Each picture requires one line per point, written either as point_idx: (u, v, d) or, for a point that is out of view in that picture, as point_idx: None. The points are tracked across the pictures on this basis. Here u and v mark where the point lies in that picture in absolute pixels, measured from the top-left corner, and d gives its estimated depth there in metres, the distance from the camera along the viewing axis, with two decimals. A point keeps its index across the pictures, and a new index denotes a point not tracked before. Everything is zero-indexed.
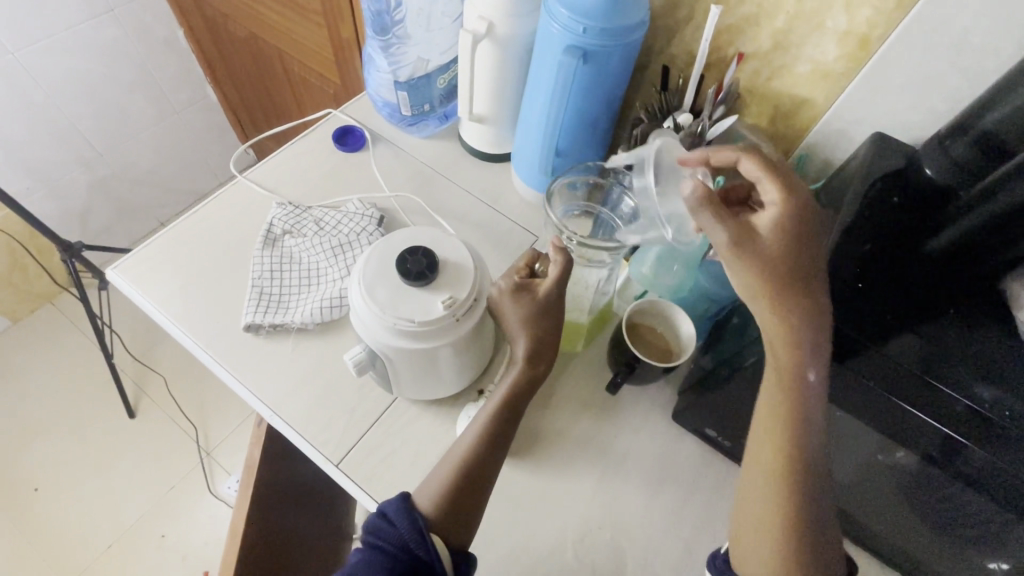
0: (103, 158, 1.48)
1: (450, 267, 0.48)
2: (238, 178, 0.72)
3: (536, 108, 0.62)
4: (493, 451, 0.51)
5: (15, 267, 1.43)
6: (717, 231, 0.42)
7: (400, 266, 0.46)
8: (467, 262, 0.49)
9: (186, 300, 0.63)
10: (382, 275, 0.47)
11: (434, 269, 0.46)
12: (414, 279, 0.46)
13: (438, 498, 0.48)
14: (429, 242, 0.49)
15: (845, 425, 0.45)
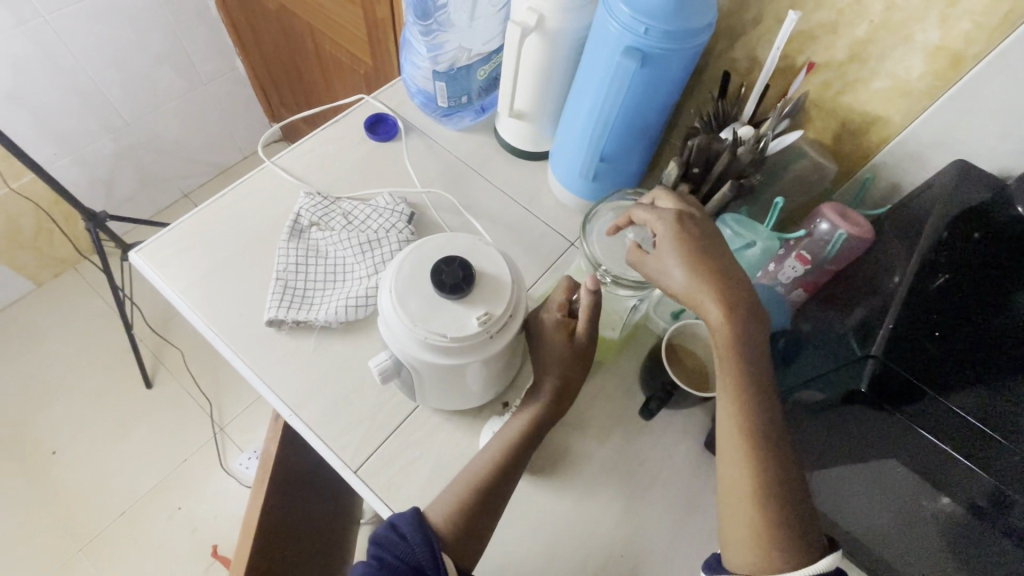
0: (130, 127, 1.47)
1: (486, 280, 0.45)
2: (266, 163, 0.70)
3: (583, 109, 0.58)
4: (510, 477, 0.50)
5: (41, 231, 1.44)
6: (667, 269, 0.43)
7: (435, 277, 0.44)
8: (504, 276, 0.46)
9: (208, 289, 0.61)
10: (415, 285, 0.44)
11: (470, 282, 0.44)
12: (450, 291, 0.43)
13: (450, 517, 0.47)
14: (465, 250, 0.47)
15: (880, 473, 0.43)
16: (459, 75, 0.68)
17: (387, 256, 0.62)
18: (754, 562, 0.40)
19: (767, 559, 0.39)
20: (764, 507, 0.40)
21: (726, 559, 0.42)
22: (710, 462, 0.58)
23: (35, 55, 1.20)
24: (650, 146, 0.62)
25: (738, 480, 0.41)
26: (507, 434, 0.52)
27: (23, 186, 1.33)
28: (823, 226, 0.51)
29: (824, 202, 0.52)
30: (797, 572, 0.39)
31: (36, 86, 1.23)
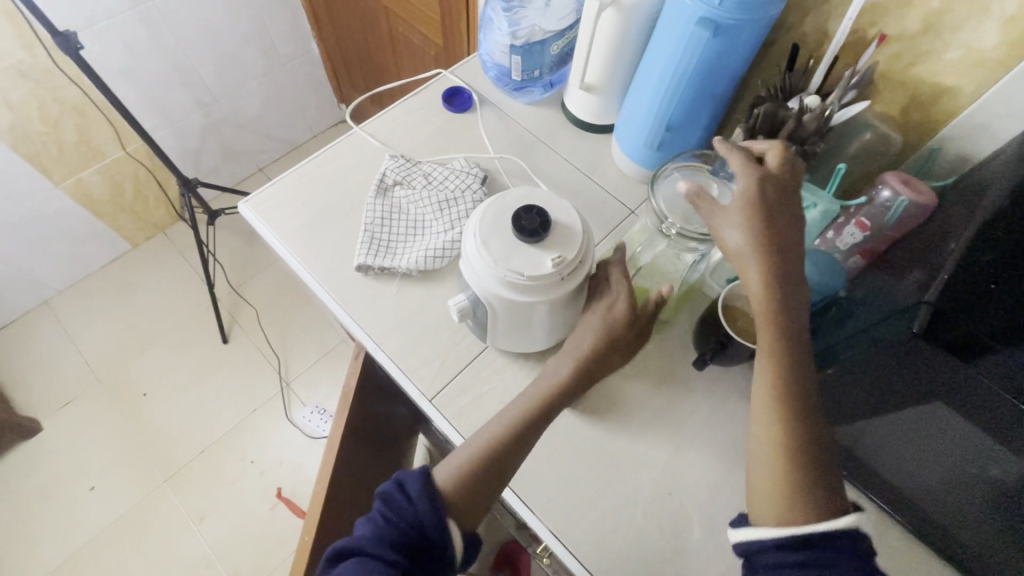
0: (218, 103, 1.60)
1: (560, 228, 0.50)
2: (354, 129, 0.77)
3: (653, 79, 0.62)
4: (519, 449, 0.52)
5: (139, 196, 1.59)
6: (729, 229, 0.46)
7: (516, 223, 0.49)
8: (576, 226, 0.50)
9: (305, 236, 0.69)
10: (497, 229, 0.50)
11: (546, 228, 0.49)
12: (528, 235, 0.48)
13: (458, 481, 0.49)
14: (541, 201, 0.51)
15: (937, 430, 0.46)
16: (534, 49, 0.72)
17: (462, 213, 0.68)
18: (775, 519, 0.42)
19: (793, 512, 0.41)
20: (796, 458, 0.43)
21: (750, 514, 0.45)
22: None
23: (143, 35, 1.32)
24: (715, 115, 0.65)
25: (767, 440, 0.45)
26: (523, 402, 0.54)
27: (127, 154, 1.48)
28: (884, 192, 0.53)
29: (889, 171, 0.54)
30: (814, 525, 0.40)
31: (142, 63, 1.37)
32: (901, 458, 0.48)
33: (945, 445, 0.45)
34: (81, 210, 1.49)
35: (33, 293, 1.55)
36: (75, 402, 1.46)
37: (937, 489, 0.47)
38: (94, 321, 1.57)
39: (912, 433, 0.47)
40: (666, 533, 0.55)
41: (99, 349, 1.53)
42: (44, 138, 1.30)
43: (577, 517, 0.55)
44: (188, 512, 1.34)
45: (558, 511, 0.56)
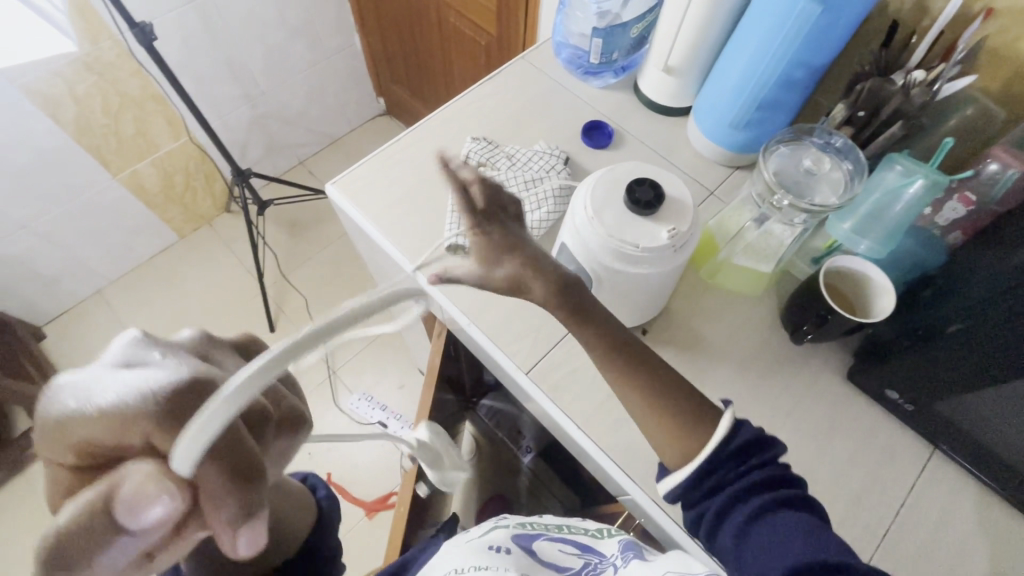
0: (264, 96, 1.62)
1: (672, 202, 0.51)
2: (433, 114, 0.79)
3: (746, 57, 0.63)
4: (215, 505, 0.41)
5: (188, 188, 1.62)
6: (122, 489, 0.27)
7: (631, 195, 0.50)
8: (687, 200, 0.51)
9: (393, 216, 0.70)
10: (609, 203, 0.51)
11: (660, 201, 0.50)
12: (643, 207, 0.49)
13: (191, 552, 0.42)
14: (652, 174, 0.52)
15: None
16: (615, 31, 0.73)
17: (550, 191, 0.69)
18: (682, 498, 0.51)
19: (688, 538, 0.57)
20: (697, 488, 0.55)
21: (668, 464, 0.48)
22: (849, 392, 0.62)
23: (200, 29, 1.35)
24: (805, 93, 0.66)
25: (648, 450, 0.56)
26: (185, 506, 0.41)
27: (179, 146, 1.51)
28: (992, 166, 0.53)
29: (996, 146, 0.54)
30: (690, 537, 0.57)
31: (197, 57, 1.39)
32: (1003, 419, 0.51)
33: None
34: (135, 201, 1.53)
35: (87, 282, 1.59)
36: None
37: None
38: (144, 310, 1.61)
39: (1005, 400, 0.50)
40: None
41: None
42: (105, 130, 1.34)
43: None
44: None
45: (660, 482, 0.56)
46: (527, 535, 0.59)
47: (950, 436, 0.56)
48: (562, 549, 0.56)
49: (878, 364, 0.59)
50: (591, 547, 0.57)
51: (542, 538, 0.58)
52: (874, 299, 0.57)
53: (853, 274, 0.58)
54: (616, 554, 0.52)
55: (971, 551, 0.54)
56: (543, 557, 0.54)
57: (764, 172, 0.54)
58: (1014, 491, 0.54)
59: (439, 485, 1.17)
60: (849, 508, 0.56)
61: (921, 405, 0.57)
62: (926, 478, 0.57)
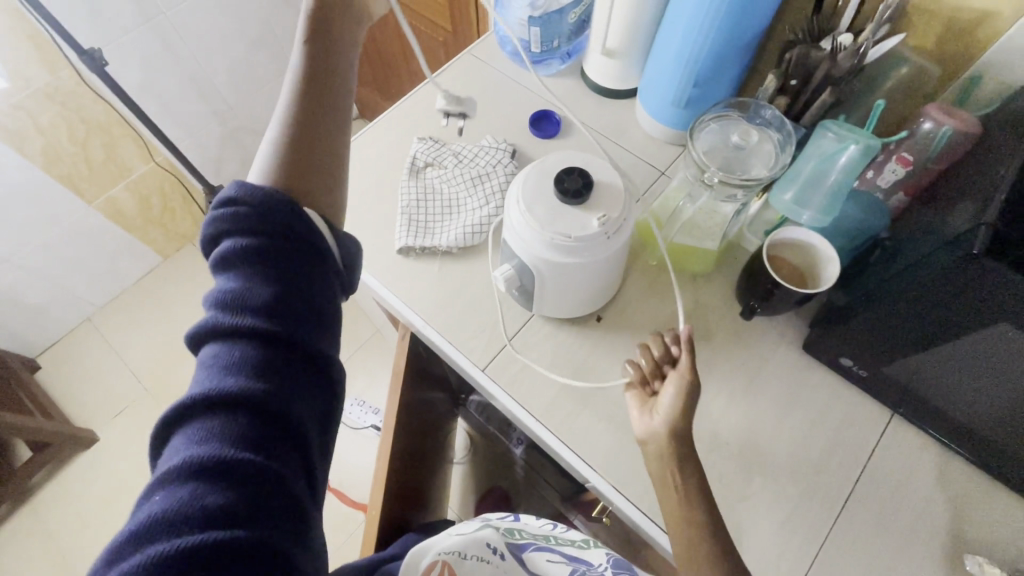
0: (233, 111, 1.62)
1: (602, 188, 0.51)
2: (380, 117, 0.79)
3: (678, 35, 0.62)
4: (325, 118, 0.51)
5: (165, 209, 1.63)
6: None
7: (559, 185, 0.50)
8: (619, 185, 0.51)
9: (344, 224, 0.71)
10: (540, 195, 0.51)
11: (590, 189, 0.50)
12: (573, 197, 0.49)
13: (283, 164, 0.47)
14: (582, 162, 0.52)
15: (969, 357, 0.48)
16: (552, 18, 0.72)
17: (498, 184, 0.69)
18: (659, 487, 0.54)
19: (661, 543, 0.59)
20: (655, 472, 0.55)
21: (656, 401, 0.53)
22: (806, 363, 0.62)
23: (159, 50, 1.35)
24: (743, 65, 0.65)
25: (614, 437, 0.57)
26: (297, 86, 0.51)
27: (151, 168, 1.52)
28: (926, 125, 0.53)
29: (930, 104, 0.54)
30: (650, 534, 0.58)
31: (159, 78, 1.39)
32: (952, 378, 0.51)
33: (982, 368, 0.47)
34: (113, 226, 1.54)
35: (74, 311, 1.60)
36: (125, 411, 1.52)
37: (989, 400, 0.49)
38: (135, 333, 1.63)
39: (952, 361, 0.49)
40: (728, 481, 0.56)
41: (144, 359, 1.59)
42: (74, 158, 1.34)
43: (636, 470, 0.56)
44: None
45: (619, 467, 0.57)
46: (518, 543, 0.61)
47: (904, 397, 0.57)
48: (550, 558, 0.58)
49: (828, 333, 0.59)
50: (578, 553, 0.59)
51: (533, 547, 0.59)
52: (820, 269, 0.57)
53: (799, 244, 0.58)
54: (605, 566, 0.56)
55: (933, 511, 0.54)
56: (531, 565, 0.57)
57: (693, 148, 0.53)
58: (968, 442, 0.54)
59: (433, 482, 1.19)
60: (808, 477, 0.56)
61: (873, 370, 0.57)
62: (885, 442, 0.58)
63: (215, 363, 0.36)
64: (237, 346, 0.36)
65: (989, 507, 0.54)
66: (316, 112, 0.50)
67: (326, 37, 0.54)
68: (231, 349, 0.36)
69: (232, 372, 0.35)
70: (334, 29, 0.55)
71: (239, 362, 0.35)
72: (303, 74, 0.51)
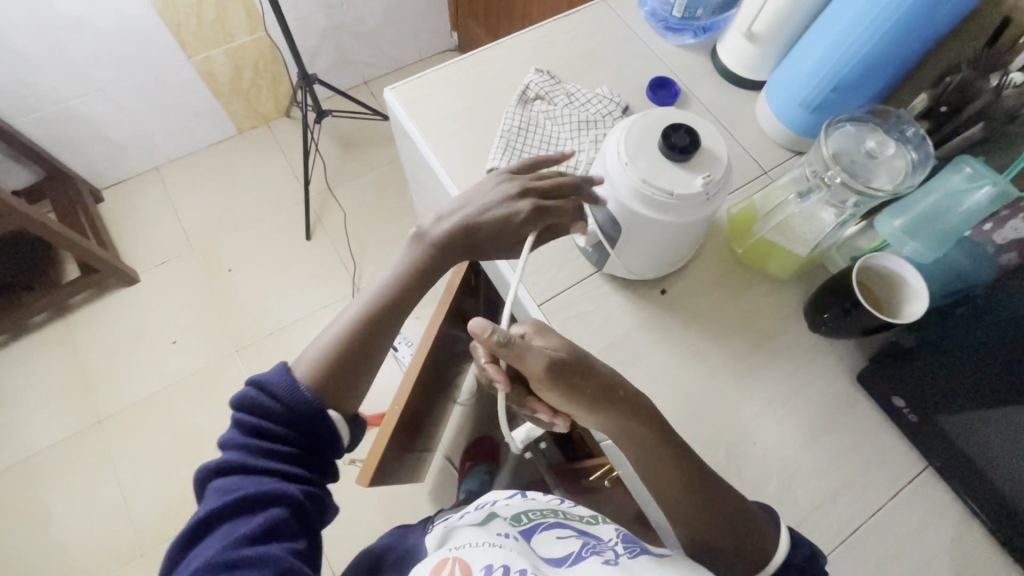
0: (342, 8, 1.63)
1: (706, 151, 0.50)
2: (503, 40, 0.79)
3: (833, 34, 0.60)
4: (376, 340, 0.57)
5: (255, 84, 1.66)
6: None
7: (666, 140, 0.49)
8: (722, 152, 0.50)
9: (444, 133, 0.71)
10: (643, 146, 0.50)
11: (696, 148, 0.49)
12: (678, 153, 0.49)
13: (322, 361, 0.54)
14: (688, 121, 0.51)
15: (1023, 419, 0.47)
16: None
17: (602, 135, 0.69)
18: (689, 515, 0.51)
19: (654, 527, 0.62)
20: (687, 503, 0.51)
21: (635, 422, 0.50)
22: (856, 394, 0.60)
23: None
24: (891, 83, 0.62)
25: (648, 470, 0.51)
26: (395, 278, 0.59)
27: (252, 41, 1.55)
28: None
29: None
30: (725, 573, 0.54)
31: None
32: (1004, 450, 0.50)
33: None
34: (203, 86, 1.58)
35: (147, 156, 1.67)
36: (168, 263, 1.59)
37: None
38: (195, 195, 1.68)
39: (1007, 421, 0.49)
40: (743, 479, 0.57)
41: (197, 221, 1.64)
42: (188, 10, 1.37)
43: None
44: None
45: None
46: (525, 527, 0.55)
47: (946, 452, 0.55)
48: (558, 536, 0.53)
49: (889, 368, 0.58)
50: (588, 531, 0.55)
51: (541, 529, 0.55)
52: (904, 303, 0.55)
53: (891, 276, 0.56)
54: (615, 541, 0.52)
55: (936, 570, 0.53)
56: (540, 548, 0.51)
57: (822, 144, 0.52)
58: (989, 517, 0.53)
59: (435, 413, 1.22)
60: (823, 500, 0.56)
61: (925, 418, 0.56)
62: (911, 490, 0.57)
63: (222, 493, 0.46)
64: (258, 427, 0.49)
65: None
66: (387, 333, 0.58)
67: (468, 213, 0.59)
68: (203, 543, 0.44)
69: (255, 492, 0.46)
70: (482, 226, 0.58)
71: (267, 469, 0.48)
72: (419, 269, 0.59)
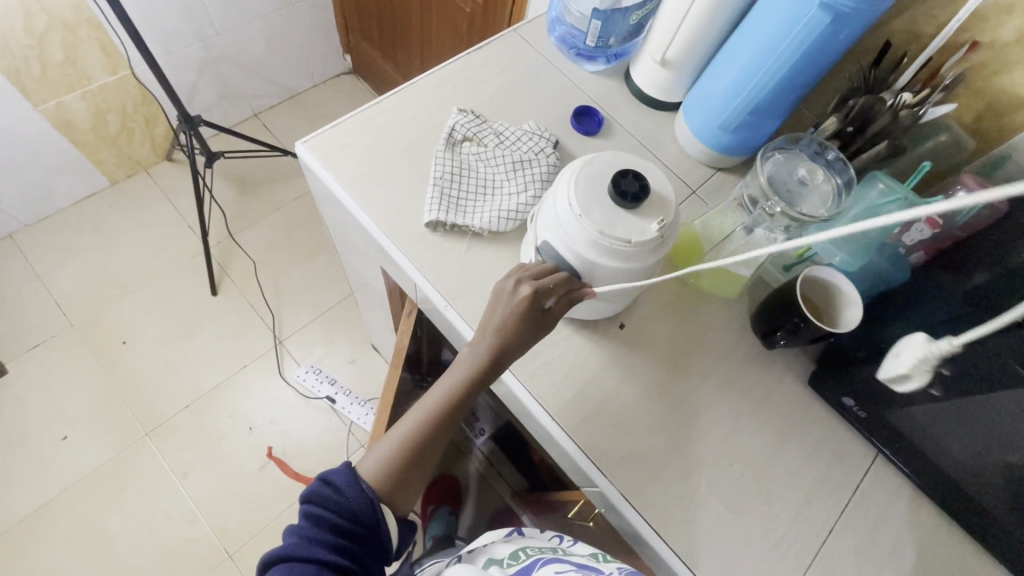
0: (219, 37, 1.48)
1: (656, 196, 0.50)
2: (417, 79, 0.75)
3: (745, 62, 0.62)
4: (432, 446, 0.56)
5: (124, 129, 1.46)
6: None
7: (617, 188, 0.49)
8: (671, 194, 0.50)
9: (369, 187, 0.66)
10: (595, 197, 0.49)
11: (646, 194, 0.49)
12: (630, 200, 0.48)
13: (381, 477, 0.53)
14: (633, 165, 0.51)
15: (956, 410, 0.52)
16: (615, 16, 0.70)
17: (539, 175, 0.67)
18: None
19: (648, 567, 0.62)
20: None
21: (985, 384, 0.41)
22: (809, 397, 0.64)
23: None
24: (797, 102, 0.66)
25: None
26: (446, 390, 0.55)
27: (115, 81, 1.36)
28: (960, 192, 0.55)
29: (964, 172, 0.56)
30: None
31: None
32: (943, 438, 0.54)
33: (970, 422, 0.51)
34: (59, 137, 1.37)
35: None
36: (43, 345, 1.36)
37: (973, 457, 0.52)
38: (65, 261, 1.45)
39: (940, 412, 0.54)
40: (727, 502, 0.58)
41: (72, 292, 1.42)
42: (27, 51, 1.17)
43: (642, 481, 0.58)
44: (171, 466, 1.27)
45: (624, 476, 0.57)
46: (523, 568, 0.52)
47: (896, 443, 0.59)
48: (555, 570, 0.49)
49: (834, 373, 0.61)
50: (588, 565, 0.51)
51: (542, 563, 0.51)
52: (841, 309, 0.59)
53: (825, 285, 0.60)
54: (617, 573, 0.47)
55: (905, 553, 0.57)
56: None
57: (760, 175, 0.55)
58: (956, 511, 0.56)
59: None
60: (800, 508, 0.58)
61: (873, 412, 0.60)
62: (870, 481, 0.60)
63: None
64: (316, 516, 0.48)
65: (958, 556, 0.57)
66: (440, 440, 0.56)
67: (504, 320, 0.53)
68: None
69: None
70: (516, 339, 0.53)
71: (318, 558, 0.46)
72: (468, 384, 0.55)
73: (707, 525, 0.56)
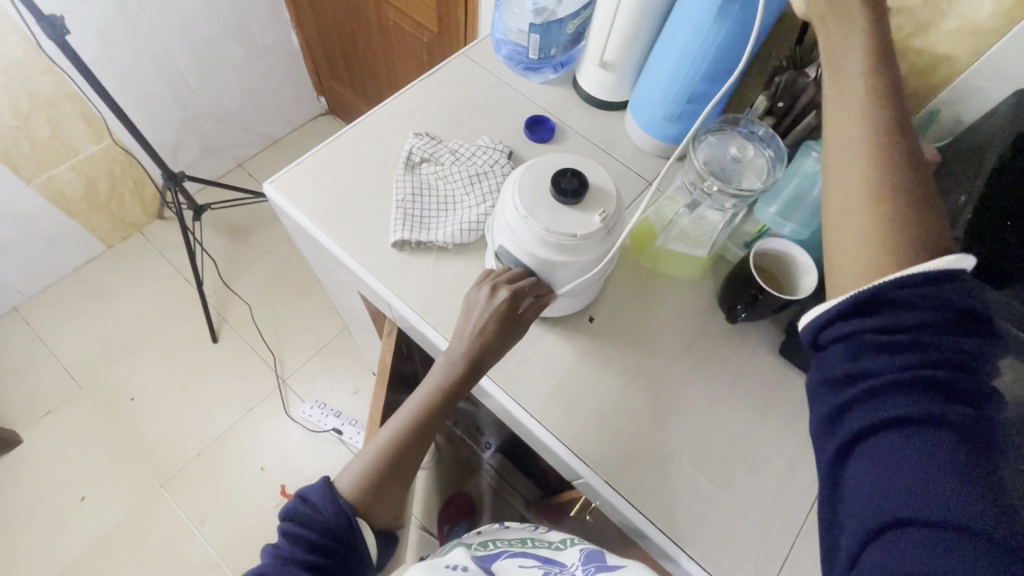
0: (195, 95, 1.55)
1: (595, 189, 0.53)
2: (374, 111, 0.79)
3: (675, 55, 0.66)
4: (415, 451, 0.58)
5: (114, 194, 1.52)
6: None
7: (557, 186, 0.51)
8: (610, 187, 0.53)
9: (336, 216, 0.69)
10: (537, 198, 0.52)
11: (585, 188, 0.51)
12: (570, 196, 0.51)
13: (363, 487, 0.55)
14: (572, 163, 0.54)
15: None
16: (553, 28, 0.74)
17: (496, 186, 0.70)
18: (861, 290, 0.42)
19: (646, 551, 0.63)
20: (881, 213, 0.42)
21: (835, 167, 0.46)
22: (783, 366, 0.65)
23: (122, 26, 1.28)
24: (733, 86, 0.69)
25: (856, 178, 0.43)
26: (424, 397, 0.57)
27: (101, 150, 1.42)
28: None
29: None
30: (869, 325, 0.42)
31: (118, 54, 1.31)
32: None
33: None
34: (53, 209, 1.42)
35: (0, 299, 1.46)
36: (54, 411, 1.39)
37: None
38: (69, 327, 1.50)
39: None
40: (711, 476, 0.59)
41: (78, 356, 1.46)
42: (15, 131, 1.23)
43: (625, 465, 0.59)
44: (187, 516, 1.29)
45: (607, 462, 0.59)
46: (488, 555, 0.55)
47: None
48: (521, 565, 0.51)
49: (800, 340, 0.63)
50: (552, 558, 0.53)
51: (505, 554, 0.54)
52: (797, 277, 0.61)
53: (780, 256, 0.62)
54: (576, 565, 0.50)
55: None
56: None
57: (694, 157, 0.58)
58: None
59: None
60: (785, 474, 0.59)
61: None
62: None
63: None
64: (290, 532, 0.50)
65: None
66: (423, 446, 0.58)
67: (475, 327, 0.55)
68: None
69: None
70: (489, 342, 0.56)
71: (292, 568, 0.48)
72: (444, 392, 0.57)
73: (694, 501, 0.58)
